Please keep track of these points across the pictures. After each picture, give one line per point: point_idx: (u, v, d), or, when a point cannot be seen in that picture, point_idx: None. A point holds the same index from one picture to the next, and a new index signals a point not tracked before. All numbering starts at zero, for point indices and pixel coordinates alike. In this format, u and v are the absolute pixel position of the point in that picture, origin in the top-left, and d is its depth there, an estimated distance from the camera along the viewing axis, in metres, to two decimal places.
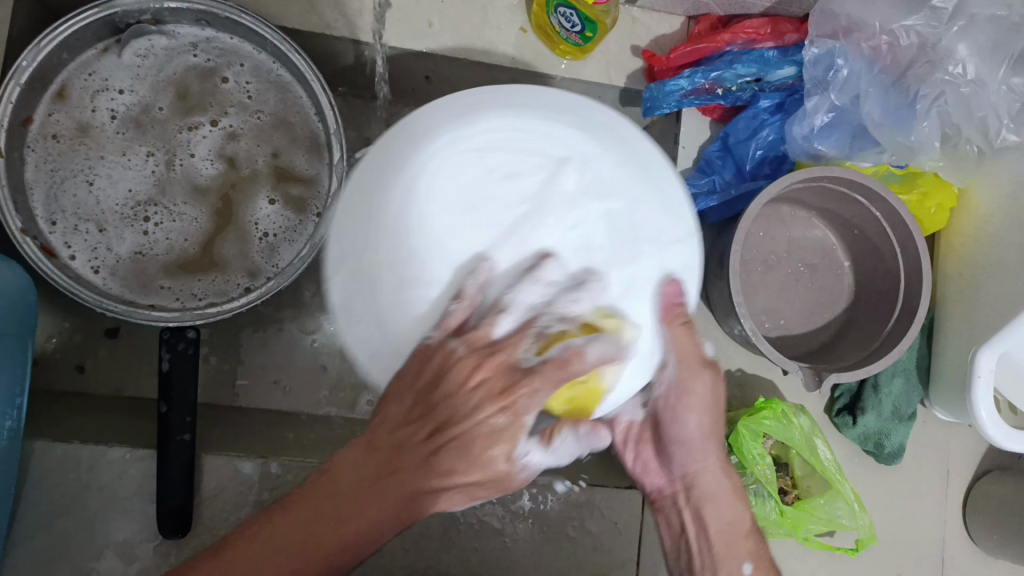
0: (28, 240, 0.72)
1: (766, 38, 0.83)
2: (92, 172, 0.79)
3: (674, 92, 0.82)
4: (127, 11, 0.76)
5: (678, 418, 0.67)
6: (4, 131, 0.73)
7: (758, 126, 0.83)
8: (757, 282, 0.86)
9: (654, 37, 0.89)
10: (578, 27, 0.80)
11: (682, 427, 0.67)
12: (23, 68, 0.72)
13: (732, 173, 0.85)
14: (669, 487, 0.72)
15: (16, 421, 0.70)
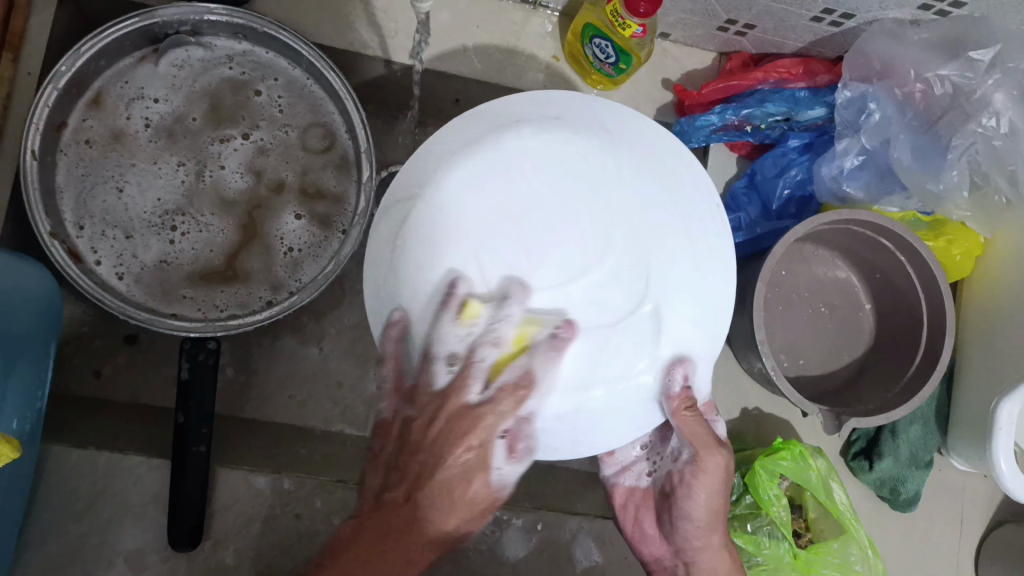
0: (56, 245, 0.74)
1: (798, 77, 0.84)
2: (122, 179, 0.79)
3: (704, 127, 0.83)
4: (168, 22, 0.77)
5: (690, 494, 0.67)
6: (40, 135, 0.74)
7: (786, 165, 0.83)
8: (778, 319, 0.86)
9: (684, 71, 0.90)
10: (613, 59, 0.79)
11: (690, 508, 0.68)
12: (62, 73, 0.74)
13: (758, 210, 0.85)
14: (670, 556, 0.73)
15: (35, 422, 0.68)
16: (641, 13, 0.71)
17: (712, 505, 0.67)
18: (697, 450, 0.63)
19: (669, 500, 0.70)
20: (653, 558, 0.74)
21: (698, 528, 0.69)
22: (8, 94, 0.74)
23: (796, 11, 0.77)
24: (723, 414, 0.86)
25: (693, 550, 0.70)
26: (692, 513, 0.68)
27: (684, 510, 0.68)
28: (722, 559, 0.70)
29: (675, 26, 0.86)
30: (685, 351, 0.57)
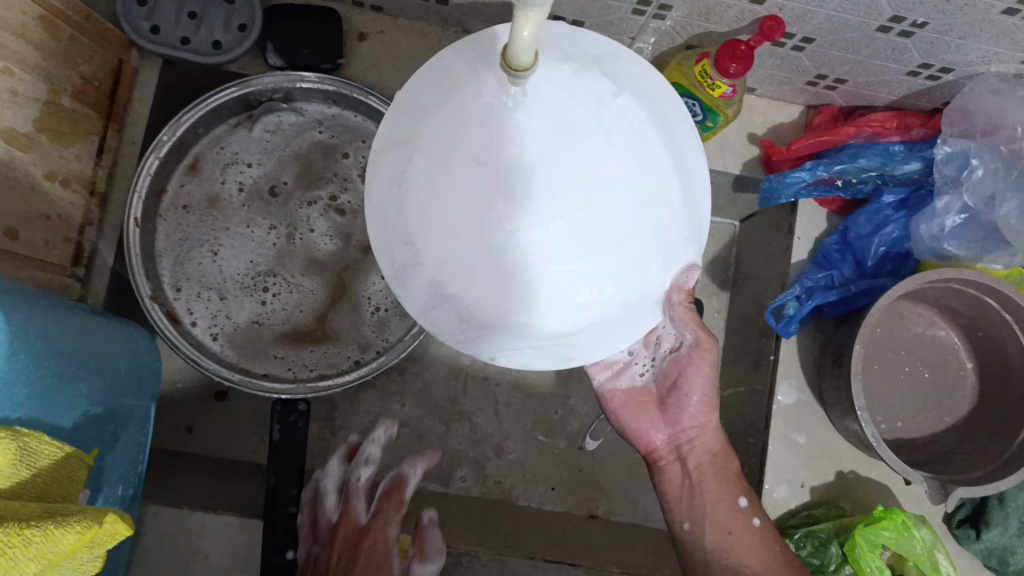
0: (156, 307, 0.76)
1: (892, 131, 0.82)
2: (217, 242, 0.81)
3: (794, 184, 0.81)
4: (263, 90, 0.80)
5: (690, 376, 0.71)
6: (142, 201, 0.77)
7: (881, 222, 0.81)
8: (874, 379, 0.84)
9: (770, 125, 0.88)
10: (700, 117, 0.79)
11: (693, 386, 0.71)
12: (163, 142, 0.77)
13: (852, 267, 0.82)
14: (672, 439, 0.75)
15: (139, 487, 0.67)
16: (731, 74, 0.71)
17: (707, 415, 0.73)
18: (698, 334, 0.69)
19: (671, 391, 0.73)
20: (656, 442, 0.75)
21: (698, 412, 0.73)
22: (114, 162, 0.78)
23: (891, 66, 0.75)
24: (817, 477, 0.83)
25: (690, 436, 0.74)
26: (689, 427, 0.74)
27: (686, 390, 0.72)
28: (715, 437, 0.74)
29: (762, 81, 0.85)
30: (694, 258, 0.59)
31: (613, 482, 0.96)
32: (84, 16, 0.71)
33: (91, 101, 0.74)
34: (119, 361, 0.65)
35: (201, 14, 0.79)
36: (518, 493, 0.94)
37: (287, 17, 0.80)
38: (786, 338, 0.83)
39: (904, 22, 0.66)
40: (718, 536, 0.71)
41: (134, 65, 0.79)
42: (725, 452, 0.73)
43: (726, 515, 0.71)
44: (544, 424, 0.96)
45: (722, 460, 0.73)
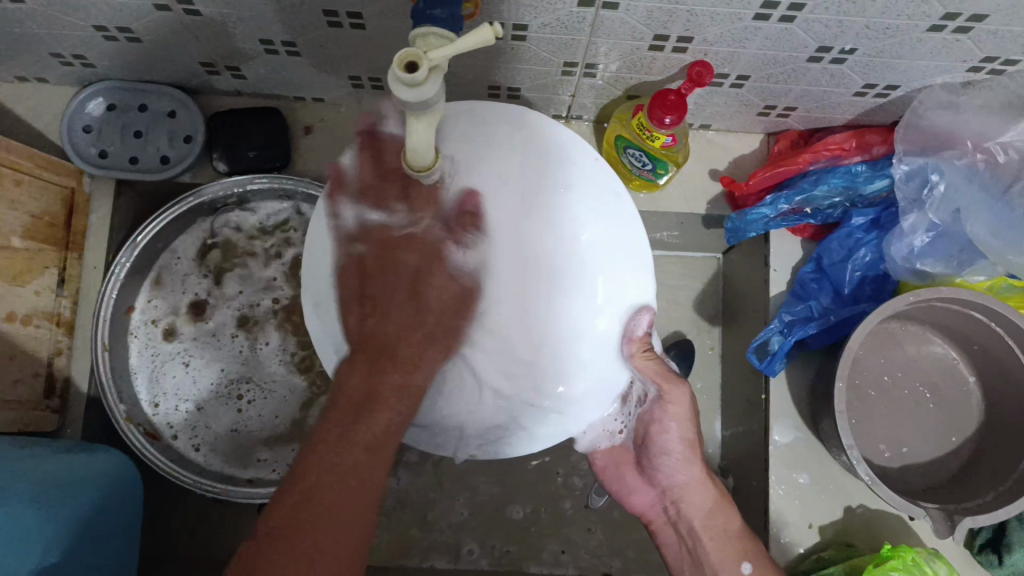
0: (134, 428, 0.77)
1: (852, 152, 0.79)
2: (190, 353, 0.82)
3: (758, 220, 0.79)
4: (215, 198, 0.81)
5: (661, 428, 0.68)
6: (109, 325, 0.78)
7: (853, 246, 0.78)
8: (871, 407, 0.81)
9: (732, 158, 0.86)
10: (649, 166, 0.77)
11: (667, 443, 0.69)
12: (122, 264, 0.78)
13: (830, 297, 0.79)
14: (660, 501, 0.72)
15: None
16: (666, 125, 0.69)
17: (688, 462, 0.69)
18: (661, 385, 0.65)
19: (643, 449, 0.71)
20: (645, 506, 0.73)
21: (677, 461, 0.69)
22: (77, 289, 0.79)
23: (835, 90, 0.73)
24: (825, 515, 0.80)
25: (675, 488, 0.70)
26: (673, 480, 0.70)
27: (661, 445, 0.69)
28: (702, 492, 0.70)
29: (714, 117, 0.83)
30: (647, 299, 0.62)
31: (624, 536, 0.94)
32: (28, 156, 0.72)
33: (46, 235, 0.75)
34: (31, 499, 0.63)
35: (147, 132, 0.80)
36: (528, 560, 0.92)
37: (230, 123, 0.81)
38: (772, 376, 0.81)
39: (832, 50, 0.65)
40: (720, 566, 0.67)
41: (87, 191, 0.80)
42: (721, 505, 0.69)
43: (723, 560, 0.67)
44: (546, 485, 0.94)
45: (719, 518, 0.68)
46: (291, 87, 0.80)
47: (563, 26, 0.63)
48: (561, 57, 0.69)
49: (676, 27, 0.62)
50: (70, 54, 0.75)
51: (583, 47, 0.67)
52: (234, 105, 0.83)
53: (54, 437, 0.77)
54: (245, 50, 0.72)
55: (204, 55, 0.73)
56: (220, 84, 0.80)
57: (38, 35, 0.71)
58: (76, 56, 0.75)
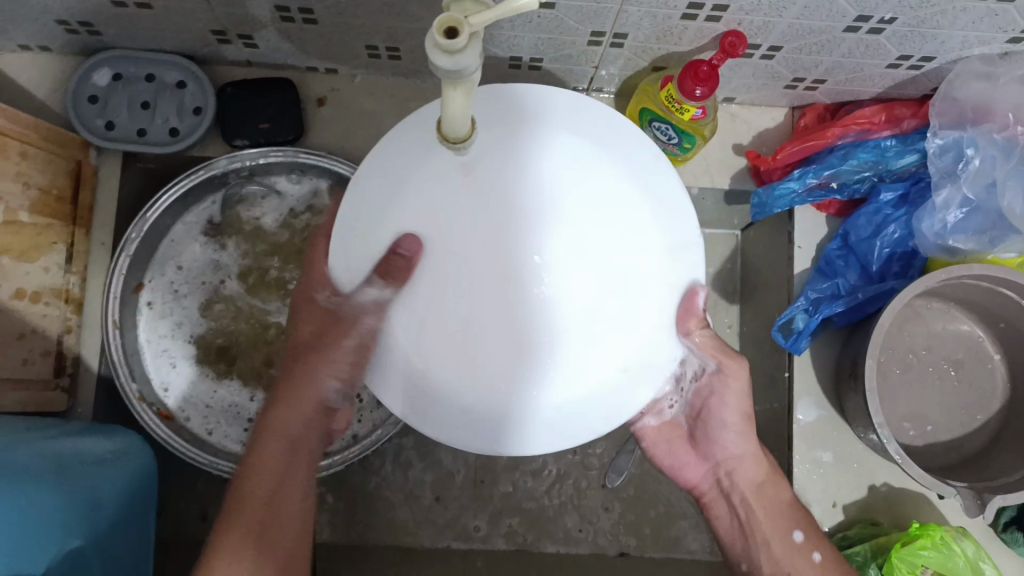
0: (146, 408, 0.75)
1: (881, 126, 0.77)
2: (180, 349, 0.80)
3: (786, 195, 0.78)
4: (224, 172, 0.78)
5: (720, 403, 0.65)
6: (118, 303, 0.76)
7: (881, 223, 0.77)
8: (895, 385, 0.79)
9: (756, 132, 0.84)
10: (676, 140, 0.75)
11: (724, 416, 0.66)
12: (132, 239, 0.75)
13: (857, 273, 0.78)
14: (711, 474, 0.69)
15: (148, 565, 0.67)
16: (698, 96, 0.67)
17: (748, 436, 0.67)
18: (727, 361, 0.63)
19: (701, 424, 0.68)
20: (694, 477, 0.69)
21: (734, 435, 0.67)
22: (85, 266, 0.77)
23: (868, 61, 0.71)
24: (848, 494, 0.79)
25: (730, 461, 0.67)
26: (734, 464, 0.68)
27: (718, 418, 0.66)
28: (757, 467, 0.68)
29: (739, 90, 0.81)
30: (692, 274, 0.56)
31: (642, 514, 0.92)
32: (34, 128, 0.69)
33: (54, 210, 0.73)
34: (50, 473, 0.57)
35: (154, 103, 0.77)
36: (543, 539, 0.91)
37: (242, 93, 0.78)
38: (797, 355, 0.79)
39: (870, 19, 0.63)
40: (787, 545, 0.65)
41: (94, 165, 0.77)
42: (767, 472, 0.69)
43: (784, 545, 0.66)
44: (563, 464, 0.93)
45: (771, 488, 0.67)
46: (305, 58, 0.78)
47: None
48: (589, 26, 0.67)
49: None
50: (76, 21, 0.72)
51: (613, 15, 0.65)
52: (243, 75, 0.81)
53: (64, 417, 0.75)
54: (259, 17, 0.69)
55: (217, 23, 0.71)
56: (230, 53, 0.77)
57: (44, 1, 0.68)
58: (81, 23, 0.72)
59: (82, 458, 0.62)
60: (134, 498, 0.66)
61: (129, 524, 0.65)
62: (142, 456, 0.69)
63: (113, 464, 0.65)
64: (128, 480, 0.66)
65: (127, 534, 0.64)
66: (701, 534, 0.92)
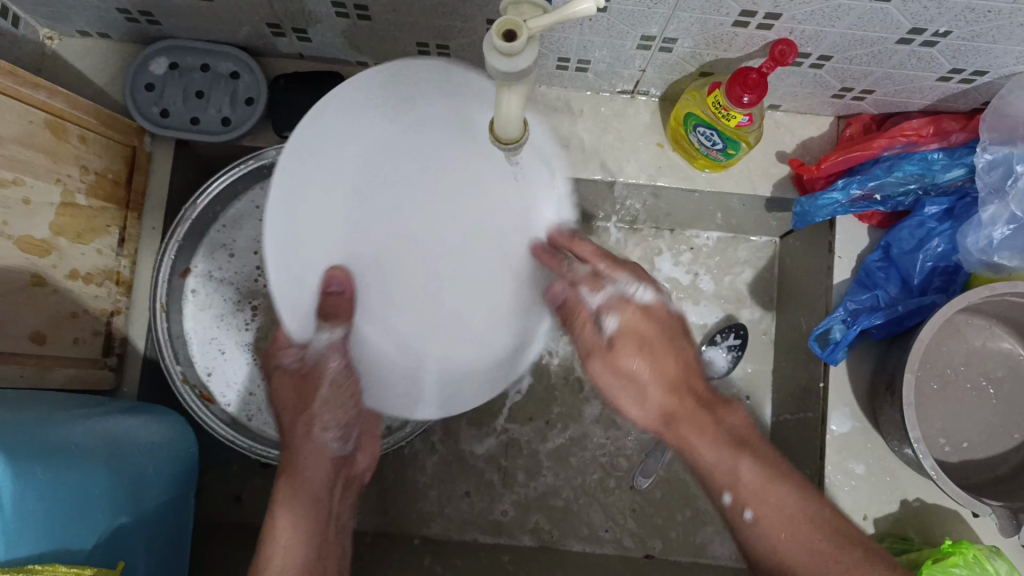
0: (190, 391, 0.77)
1: (929, 139, 0.76)
2: (224, 337, 0.81)
3: (828, 205, 0.78)
4: (273, 163, 0.80)
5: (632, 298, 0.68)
6: (166, 287, 0.77)
7: (925, 236, 0.76)
8: (932, 400, 0.79)
9: (801, 141, 0.84)
10: (720, 146, 0.75)
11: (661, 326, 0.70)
12: (182, 226, 0.77)
13: (898, 286, 0.78)
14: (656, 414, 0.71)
15: (178, 549, 0.67)
16: (744, 104, 0.67)
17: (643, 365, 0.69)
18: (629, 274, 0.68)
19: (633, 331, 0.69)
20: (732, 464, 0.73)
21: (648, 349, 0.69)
22: (135, 250, 0.79)
23: (919, 74, 0.70)
24: (880, 507, 0.79)
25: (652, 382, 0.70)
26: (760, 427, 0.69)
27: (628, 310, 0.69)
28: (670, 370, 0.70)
29: (785, 98, 0.81)
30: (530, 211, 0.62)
31: (669, 518, 0.93)
32: (93, 113, 0.71)
33: (108, 194, 0.74)
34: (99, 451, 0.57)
35: (208, 92, 0.79)
36: (569, 538, 0.92)
37: (293, 85, 0.80)
38: (833, 365, 0.79)
39: (924, 32, 0.63)
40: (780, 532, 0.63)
41: (148, 151, 0.79)
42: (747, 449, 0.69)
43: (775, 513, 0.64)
44: (591, 464, 0.93)
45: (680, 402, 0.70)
46: (356, 53, 0.79)
47: None
48: (638, 30, 0.67)
49: (766, 3, 0.60)
50: (137, 10, 0.73)
51: (664, 20, 0.65)
52: (294, 68, 0.82)
53: (111, 395, 0.77)
54: (315, 12, 0.70)
55: (273, 17, 0.72)
56: (283, 46, 0.79)
57: None
58: (142, 13, 0.74)
59: (131, 439, 0.62)
60: (169, 482, 0.67)
61: (165, 507, 0.65)
62: (175, 438, 0.70)
63: (159, 445, 0.66)
64: (164, 462, 0.66)
65: (163, 517, 0.65)
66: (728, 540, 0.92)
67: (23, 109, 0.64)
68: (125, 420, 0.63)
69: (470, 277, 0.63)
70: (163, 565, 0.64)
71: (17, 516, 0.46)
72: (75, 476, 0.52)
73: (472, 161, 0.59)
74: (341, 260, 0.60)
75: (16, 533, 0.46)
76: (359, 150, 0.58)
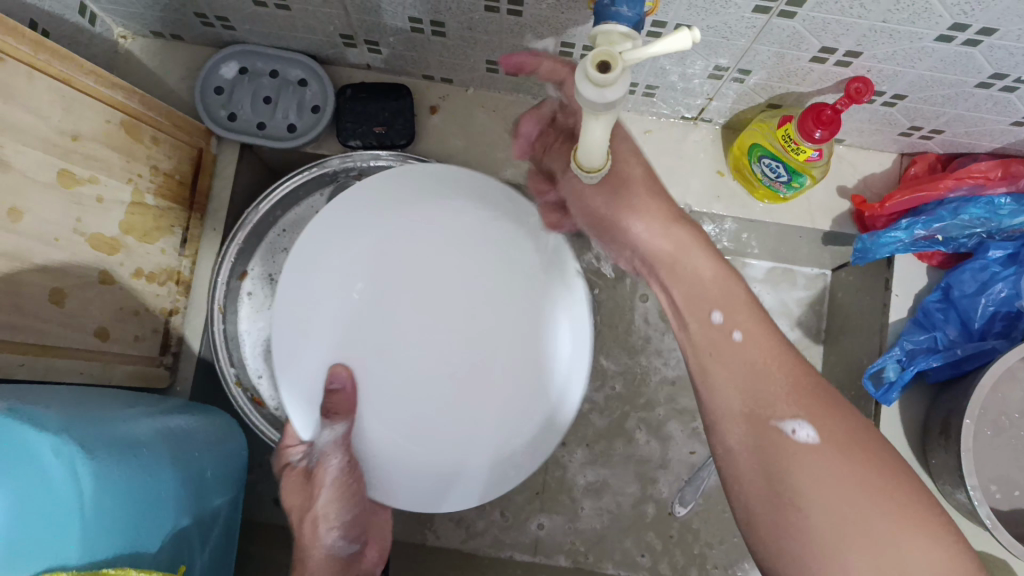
0: (241, 393, 0.78)
1: (997, 182, 0.76)
2: None
3: (890, 243, 0.77)
4: (335, 170, 0.81)
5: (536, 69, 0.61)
6: (224, 288, 0.78)
7: (988, 280, 0.75)
8: (985, 446, 0.78)
9: (862, 176, 0.84)
10: (784, 178, 0.75)
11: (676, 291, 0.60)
12: (242, 229, 0.78)
13: (957, 329, 0.77)
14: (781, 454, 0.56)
15: (230, 552, 0.68)
16: (816, 138, 0.67)
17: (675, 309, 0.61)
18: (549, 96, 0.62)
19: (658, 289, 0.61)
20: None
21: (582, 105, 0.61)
22: (196, 250, 0.79)
23: (993, 117, 0.70)
24: None
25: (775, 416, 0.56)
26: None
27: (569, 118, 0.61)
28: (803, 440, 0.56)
29: (850, 133, 0.80)
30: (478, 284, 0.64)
31: (706, 547, 0.92)
32: (166, 114, 0.72)
33: (174, 195, 0.75)
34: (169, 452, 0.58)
35: (276, 99, 0.79)
36: (604, 562, 0.91)
37: (361, 96, 0.80)
38: (886, 405, 0.79)
39: (1006, 78, 0.62)
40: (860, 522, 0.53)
41: (213, 153, 0.80)
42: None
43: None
44: (630, 488, 0.93)
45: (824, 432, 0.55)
46: (424, 66, 0.79)
47: (729, 30, 0.61)
48: (713, 60, 0.67)
49: (848, 41, 0.60)
50: (213, 15, 0.74)
51: (740, 52, 0.65)
52: (361, 78, 0.83)
53: (164, 393, 0.77)
54: (390, 26, 0.71)
55: (348, 28, 0.73)
56: (353, 57, 0.80)
57: None
58: (218, 17, 0.75)
59: (193, 441, 0.63)
60: (225, 485, 0.67)
61: (221, 511, 0.66)
62: (229, 440, 0.70)
63: (216, 447, 0.66)
64: (222, 465, 0.67)
65: (219, 520, 0.65)
66: None
67: (102, 108, 0.64)
68: (187, 422, 0.64)
69: (472, 378, 0.61)
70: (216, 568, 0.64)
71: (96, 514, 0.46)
72: (148, 479, 0.53)
73: (511, 282, 0.63)
74: (342, 357, 0.61)
75: (95, 531, 0.46)
76: (373, 242, 0.62)
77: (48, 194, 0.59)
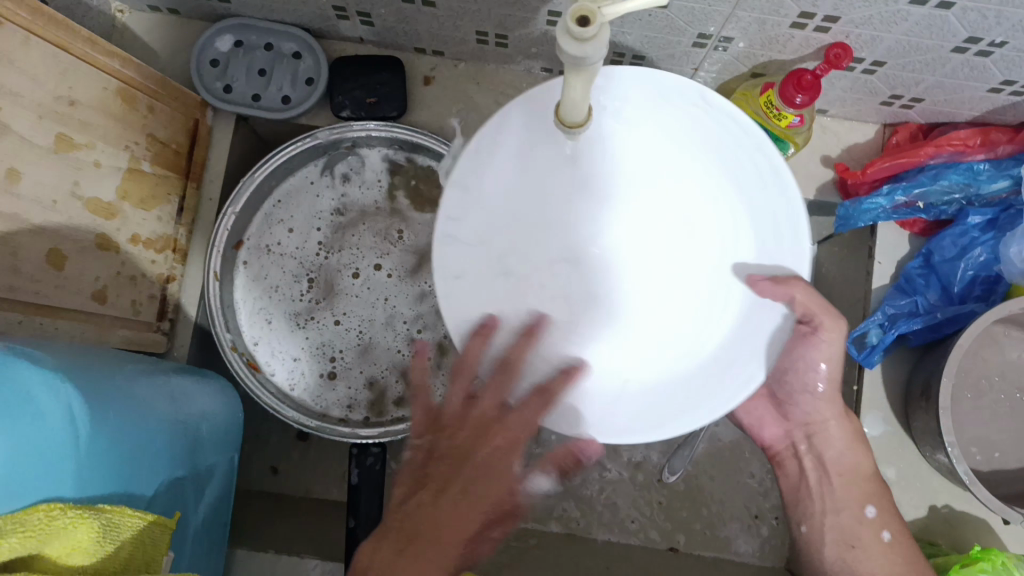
0: (238, 358, 0.79)
1: (976, 149, 0.77)
2: (271, 309, 0.84)
3: (872, 210, 0.79)
4: (329, 142, 0.82)
5: None
6: (220, 256, 0.80)
7: (967, 245, 0.77)
8: (965, 408, 0.80)
9: (846, 147, 0.85)
10: None
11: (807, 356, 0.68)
12: (238, 199, 0.80)
13: (937, 293, 0.79)
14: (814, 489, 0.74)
15: (228, 516, 0.70)
16: (797, 104, 0.69)
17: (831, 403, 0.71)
18: None
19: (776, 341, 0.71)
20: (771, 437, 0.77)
21: None
22: (192, 219, 0.81)
23: (970, 84, 0.71)
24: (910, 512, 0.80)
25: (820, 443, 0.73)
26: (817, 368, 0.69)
27: None
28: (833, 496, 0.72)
29: (833, 103, 0.82)
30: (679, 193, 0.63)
31: (694, 512, 0.94)
32: (161, 83, 0.74)
33: (170, 164, 0.77)
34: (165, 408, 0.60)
35: (271, 71, 0.81)
36: (595, 528, 0.93)
37: (353, 67, 0.82)
38: (868, 368, 0.80)
39: (980, 42, 0.64)
40: (838, 547, 0.70)
41: (209, 124, 0.82)
42: (852, 444, 0.72)
43: (839, 542, 0.70)
44: (622, 456, 0.95)
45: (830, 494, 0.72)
46: (415, 39, 0.81)
47: None
48: (696, 27, 0.69)
49: (825, 5, 0.61)
50: None
51: (722, 19, 0.66)
52: (353, 52, 0.84)
53: (162, 358, 0.79)
54: None
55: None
56: (345, 29, 0.81)
57: None
58: None
59: (191, 400, 0.65)
60: (222, 448, 0.70)
61: (218, 471, 0.68)
62: (227, 401, 0.72)
63: (214, 410, 0.69)
64: (220, 430, 0.69)
65: (217, 481, 0.68)
66: (752, 538, 0.92)
67: (100, 76, 0.66)
68: (185, 380, 0.66)
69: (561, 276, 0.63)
70: (212, 533, 0.67)
71: (82, 454, 0.49)
72: (137, 430, 0.55)
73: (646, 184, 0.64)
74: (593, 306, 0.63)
75: (86, 469, 0.49)
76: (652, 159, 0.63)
77: (45, 157, 0.60)
